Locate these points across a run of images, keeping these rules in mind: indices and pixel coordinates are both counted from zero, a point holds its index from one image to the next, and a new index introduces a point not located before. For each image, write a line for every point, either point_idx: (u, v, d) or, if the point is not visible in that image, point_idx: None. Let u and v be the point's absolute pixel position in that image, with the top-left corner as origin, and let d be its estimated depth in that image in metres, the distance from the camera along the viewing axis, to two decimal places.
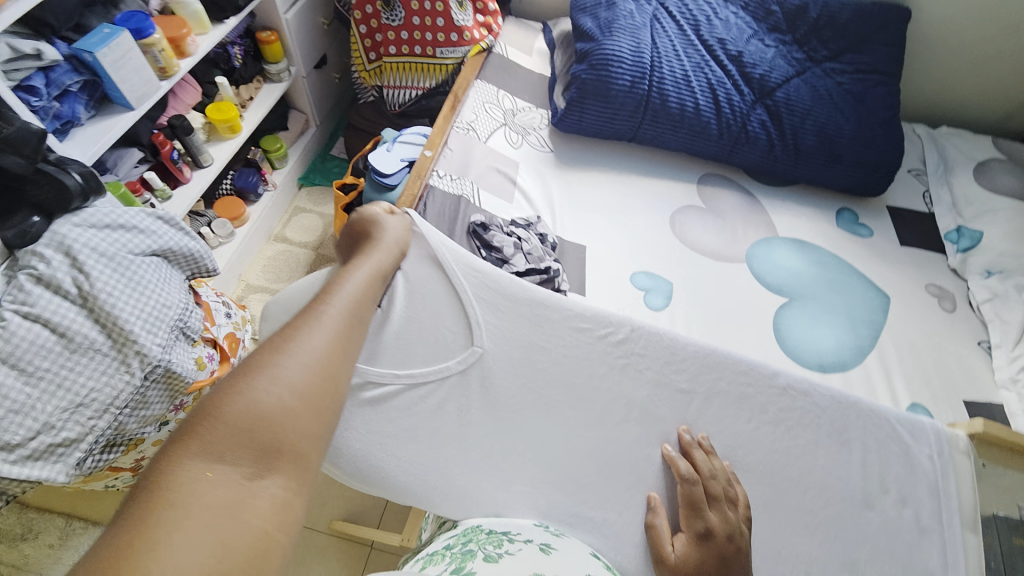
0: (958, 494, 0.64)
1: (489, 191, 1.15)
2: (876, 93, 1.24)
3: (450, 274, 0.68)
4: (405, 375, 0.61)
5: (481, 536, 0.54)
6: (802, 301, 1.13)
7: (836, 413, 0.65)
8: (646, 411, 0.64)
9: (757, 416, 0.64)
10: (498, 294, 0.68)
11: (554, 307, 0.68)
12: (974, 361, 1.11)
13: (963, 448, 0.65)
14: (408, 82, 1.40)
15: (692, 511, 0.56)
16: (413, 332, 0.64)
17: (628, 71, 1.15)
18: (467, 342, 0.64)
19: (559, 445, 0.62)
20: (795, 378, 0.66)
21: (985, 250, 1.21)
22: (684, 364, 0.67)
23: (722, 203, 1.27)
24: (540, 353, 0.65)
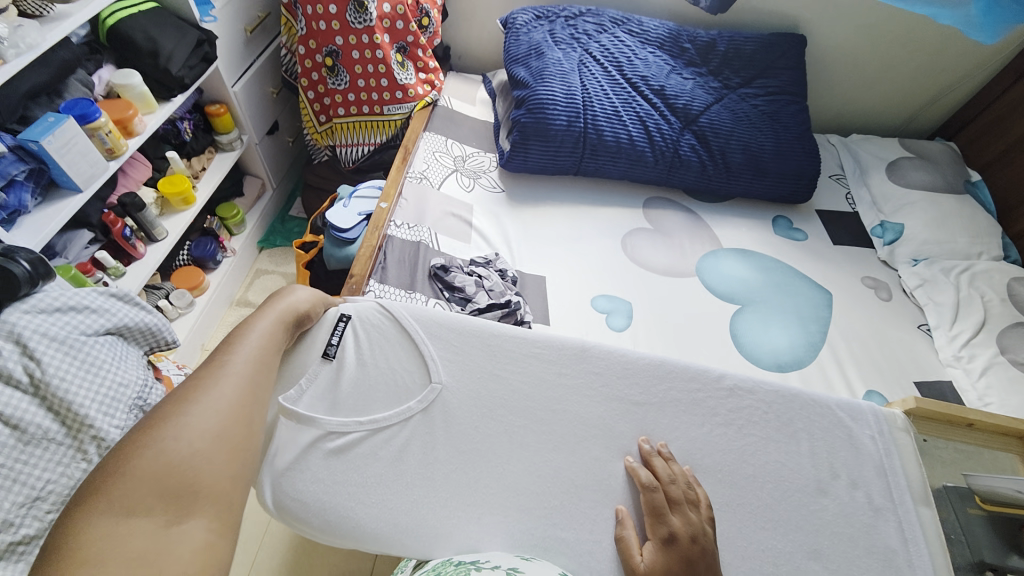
0: (904, 470, 0.67)
1: (446, 235, 1.19)
2: (788, 112, 1.37)
3: (403, 318, 0.71)
4: (368, 422, 0.63)
5: (449, 569, 0.54)
6: (753, 306, 1.20)
7: (780, 407, 0.69)
8: (606, 429, 0.65)
9: (710, 420, 0.67)
10: (452, 331, 0.70)
11: (508, 337, 0.70)
12: (918, 343, 1.18)
13: (901, 425, 0.69)
14: (359, 139, 1.46)
15: (656, 516, 0.58)
16: (371, 379, 0.66)
17: (564, 112, 1.23)
18: (426, 380, 0.66)
19: (527, 473, 0.62)
20: (740, 378, 0.70)
21: (909, 241, 1.32)
22: (638, 378, 0.69)
23: (667, 223, 1.35)
24: (497, 383, 0.67)
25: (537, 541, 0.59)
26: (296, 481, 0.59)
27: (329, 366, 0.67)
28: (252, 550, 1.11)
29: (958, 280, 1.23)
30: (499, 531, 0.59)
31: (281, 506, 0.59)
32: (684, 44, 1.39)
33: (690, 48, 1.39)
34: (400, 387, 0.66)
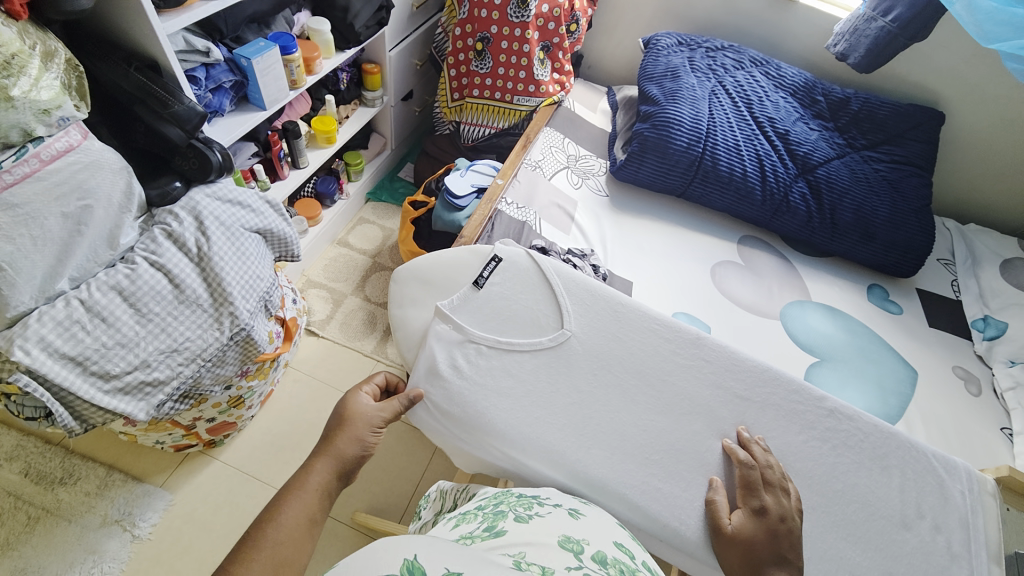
0: (985, 529, 0.67)
1: (548, 222, 1.27)
2: (909, 183, 1.35)
3: (549, 271, 0.76)
4: (506, 342, 0.71)
5: (511, 499, 0.60)
6: (832, 362, 1.20)
7: (877, 440, 0.69)
8: (708, 410, 0.69)
9: (807, 431, 0.68)
10: (588, 293, 0.75)
11: (637, 310, 0.74)
12: (997, 443, 1.14)
13: (992, 490, 0.69)
14: (483, 121, 1.57)
15: (749, 491, 0.61)
16: (512, 311, 0.73)
17: (686, 134, 1.28)
18: (559, 325, 0.72)
19: (630, 424, 0.67)
20: (844, 404, 0.70)
21: (1011, 341, 1.27)
22: (745, 373, 0.71)
23: (759, 263, 1.37)
24: (619, 345, 0.71)
25: (620, 489, 0.63)
26: (443, 370, 0.70)
27: (477, 294, 0.74)
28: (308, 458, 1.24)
29: None
30: (578, 475, 0.64)
31: (427, 381, 0.70)
32: (817, 96, 1.41)
33: (822, 102, 1.41)
34: (535, 321, 0.72)
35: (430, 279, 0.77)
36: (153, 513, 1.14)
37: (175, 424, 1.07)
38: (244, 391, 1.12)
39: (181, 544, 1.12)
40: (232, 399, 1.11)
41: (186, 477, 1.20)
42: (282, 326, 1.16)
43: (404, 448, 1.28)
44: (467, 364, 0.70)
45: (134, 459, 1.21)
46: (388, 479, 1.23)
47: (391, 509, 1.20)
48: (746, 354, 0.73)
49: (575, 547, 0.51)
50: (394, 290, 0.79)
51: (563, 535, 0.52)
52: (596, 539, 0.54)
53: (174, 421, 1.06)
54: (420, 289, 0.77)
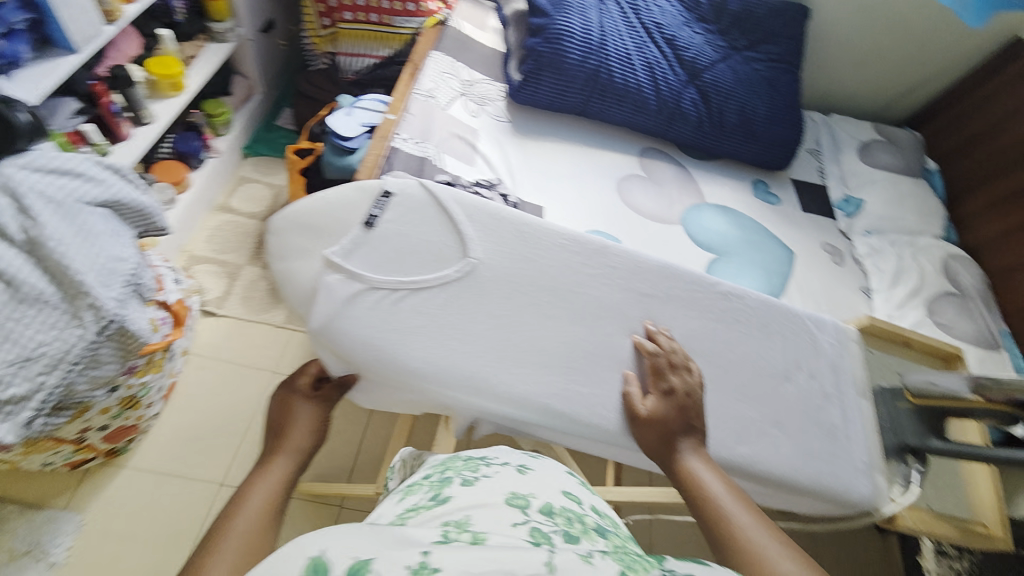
0: (852, 370, 0.81)
1: (451, 155, 1.20)
2: (784, 80, 1.45)
3: (444, 199, 0.73)
4: (410, 281, 0.67)
5: (458, 464, 0.60)
6: (726, 257, 1.32)
7: (763, 314, 0.78)
8: (624, 313, 0.73)
9: (707, 315, 0.76)
10: (491, 217, 0.73)
11: (542, 230, 0.75)
12: (859, 301, 1.35)
13: (854, 337, 0.82)
14: (364, 49, 1.41)
15: (659, 377, 0.67)
16: (408, 247, 0.70)
17: (578, 47, 1.24)
18: (462, 254, 0.70)
19: (554, 339, 0.70)
20: (733, 285, 0.78)
21: (868, 214, 1.47)
22: (650, 274, 0.76)
23: (660, 173, 1.43)
24: (530, 265, 0.72)
25: (551, 400, 0.67)
26: (345, 322, 0.64)
27: (370, 235, 0.70)
28: (236, 440, 1.17)
29: (902, 251, 1.39)
30: (510, 397, 0.66)
31: (330, 339, 0.65)
32: None
33: (704, 3, 1.41)
34: (443, 253, 0.70)
35: (313, 223, 0.71)
36: (65, 537, 1.03)
37: (58, 440, 0.94)
38: (136, 390, 1.00)
39: (108, 560, 1.03)
40: (124, 400, 0.99)
41: (95, 491, 1.08)
42: (168, 312, 1.03)
43: (340, 413, 1.25)
44: (381, 308, 0.66)
45: (25, 486, 1.07)
46: (329, 444, 1.21)
47: (337, 472, 1.19)
48: (650, 257, 0.77)
49: (523, 504, 0.49)
50: (277, 242, 0.72)
51: (509, 493, 0.50)
52: (544, 492, 0.52)
53: (56, 437, 0.94)
54: (307, 238, 0.71)
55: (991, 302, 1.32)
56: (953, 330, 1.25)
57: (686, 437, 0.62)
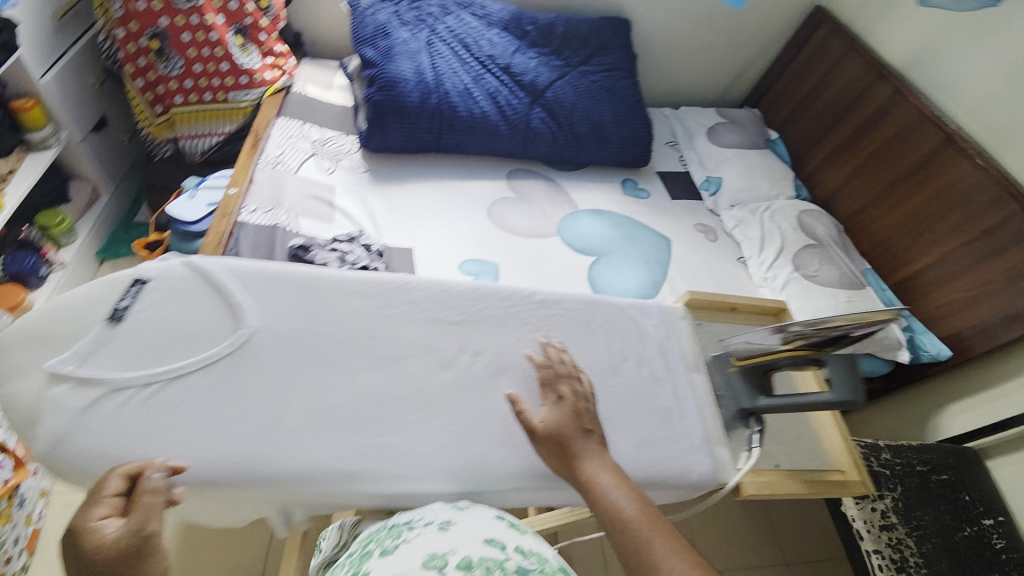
0: (681, 347, 0.84)
1: (307, 217, 1.17)
2: (621, 86, 1.56)
3: (215, 271, 0.67)
4: (164, 371, 0.61)
5: (381, 533, 0.58)
6: (606, 257, 1.36)
7: (580, 312, 0.81)
8: (465, 342, 0.73)
9: (524, 326, 0.77)
10: (269, 279, 0.69)
11: (329, 280, 0.71)
12: (735, 271, 1.43)
13: (679, 314, 0.87)
14: (205, 129, 1.35)
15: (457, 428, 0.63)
16: (167, 333, 0.63)
17: (415, 90, 1.27)
18: (234, 326, 0.65)
19: (395, 387, 0.67)
20: (548, 292, 0.80)
21: (727, 190, 1.57)
22: (457, 300, 0.75)
23: (530, 191, 1.46)
24: (315, 320, 0.68)
25: (399, 449, 0.63)
26: (85, 437, 0.56)
27: (118, 330, 0.62)
28: None
29: (762, 218, 1.48)
30: (347, 463, 0.61)
31: (63, 464, 0.55)
32: (526, 27, 1.49)
33: (532, 30, 1.50)
34: (253, 322, 0.66)
35: (67, 320, 0.61)
36: None
37: None
38: None
39: None
40: None
41: None
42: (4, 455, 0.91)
43: None
44: (185, 403, 0.60)
45: None
46: None
47: None
48: (469, 283, 0.77)
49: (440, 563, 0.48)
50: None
51: (426, 557, 0.49)
52: (463, 546, 0.51)
53: None
54: (32, 352, 0.60)
55: (847, 244, 1.43)
56: (817, 279, 1.33)
57: (583, 445, 0.62)
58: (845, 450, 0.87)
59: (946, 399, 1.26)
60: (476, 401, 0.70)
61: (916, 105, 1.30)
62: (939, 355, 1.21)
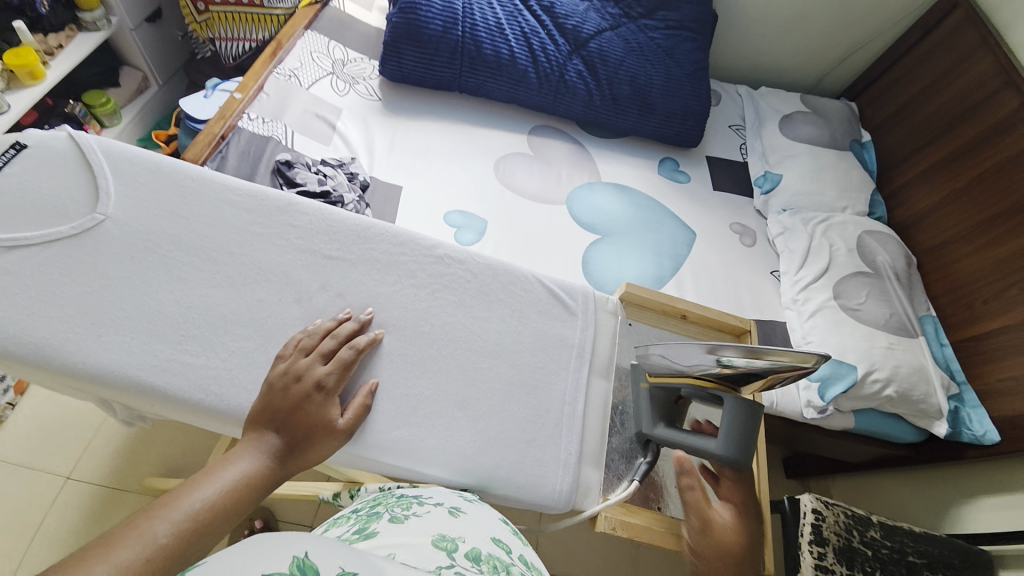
0: (595, 347, 0.73)
1: (304, 134, 1.15)
2: (683, 48, 1.35)
3: (89, 148, 0.64)
4: (5, 239, 0.58)
5: (390, 500, 0.54)
6: (612, 238, 1.22)
7: (486, 277, 0.71)
8: (375, 293, 0.66)
9: (405, 280, 0.68)
10: (145, 170, 0.65)
11: (210, 184, 0.67)
12: (764, 286, 1.23)
13: (610, 308, 0.76)
14: (241, 34, 1.36)
15: (325, 397, 0.57)
16: (22, 203, 0.60)
17: (438, 16, 1.19)
18: (91, 210, 0.61)
19: (282, 320, 0.62)
20: (451, 248, 0.71)
21: (783, 192, 1.32)
22: (337, 235, 0.68)
23: (551, 152, 1.32)
24: (176, 222, 0.63)
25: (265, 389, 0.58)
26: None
27: None
28: (87, 434, 1.14)
29: (815, 230, 1.24)
30: (198, 379, 0.57)
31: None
32: None
33: None
34: (147, 216, 0.63)
35: None
36: None
37: None
38: None
39: None
40: None
41: None
42: None
43: None
44: (53, 280, 0.57)
45: None
46: (186, 438, 1.17)
47: (192, 468, 1.14)
48: (383, 223, 0.70)
49: (449, 545, 0.44)
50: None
51: (437, 534, 0.45)
52: (473, 536, 0.46)
53: None
54: None
55: (912, 282, 1.17)
56: (859, 314, 1.09)
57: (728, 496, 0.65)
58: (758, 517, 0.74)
59: (982, 487, 1.04)
60: None
61: None
62: (982, 439, 1.00)
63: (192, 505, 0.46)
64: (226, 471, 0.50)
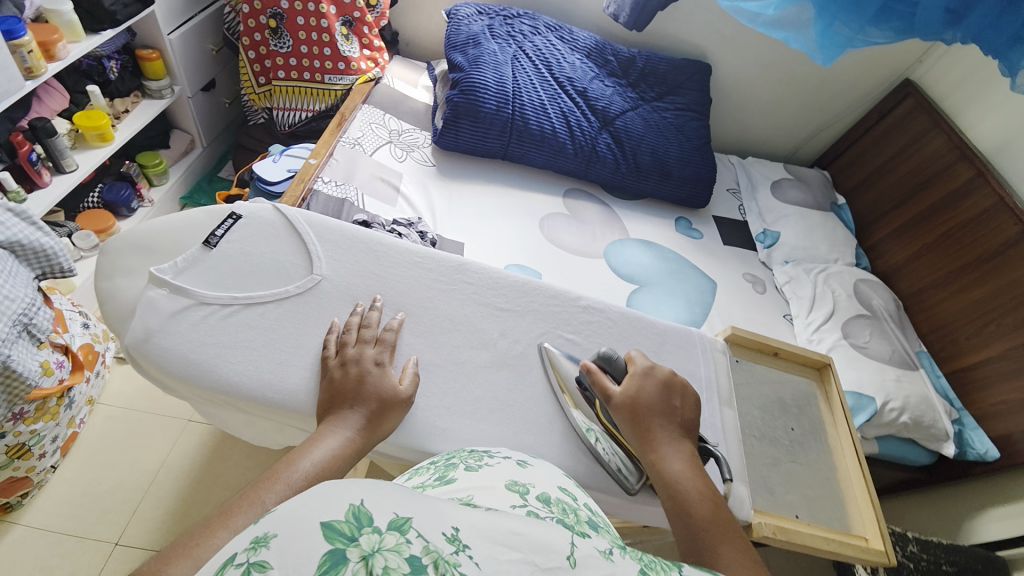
0: (718, 380, 0.81)
1: (372, 196, 1.25)
2: (691, 126, 1.57)
3: (295, 220, 0.75)
4: (243, 297, 0.68)
5: (463, 452, 0.53)
6: (649, 287, 1.35)
7: (624, 324, 0.81)
8: (521, 346, 0.75)
9: (562, 328, 0.78)
10: (343, 237, 0.76)
11: (397, 248, 0.77)
12: (780, 328, 1.38)
13: (720, 348, 0.84)
14: (298, 104, 1.48)
15: (382, 370, 0.64)
16: (249, 265, 0.70)
17: (493, 97, 1.36)
18: (309, 271, 0.72)
19: (446, 365, 0.71)
20: (595, 299, 0.81)
21: (783, 246, 1.52)
22: (505, 289, 0.78)
23: (584, 212, 1.47)
24: (376, 281, 0.73)
25: (442, 425, 0.67)
26: (164, 339, 0.64)
27: (208, 254, 0.70)
28: (139, 495, 1.13)
29: (816, 278, 1.43)
30: (426, 421, 0.66)
31: (144, 356, 0.64)
32: (608, 57, 1.56)
33: (613, 61, 1.56)
34: (352, 276, 0.73)
35: (169, 233, 0.72)
36: None
37: None
38: (26, 437, 1.00)
39: None
40: (11, 450, 0.98)
41: None
42: (69, 356, 1.06)
43: (257, 461, 1.20)
44: (264, 335, 0.66)
45: None
46: None
47: None
48: (537, 279, 0.80)
49: (522, 489, 0.43)
50: (102, 262, 0.70)
51: (509, 480, 0.45)
52: (542, 483, 0.45)
53: None
54: (133, 257, 0.70)
55: (903, 321, 1.37)
56: (867, 350, 1.26)
57: (669, 428, 0.65)
58: (874, 518, 0.76)
59: (994, 501, 1.19)
60: (523, 392, 0.72)
61: (999, 191, 1.24)
62: (987, 457, 1.17)
63: (308, 467, 0.54)
64: (326, 439, 0.57)
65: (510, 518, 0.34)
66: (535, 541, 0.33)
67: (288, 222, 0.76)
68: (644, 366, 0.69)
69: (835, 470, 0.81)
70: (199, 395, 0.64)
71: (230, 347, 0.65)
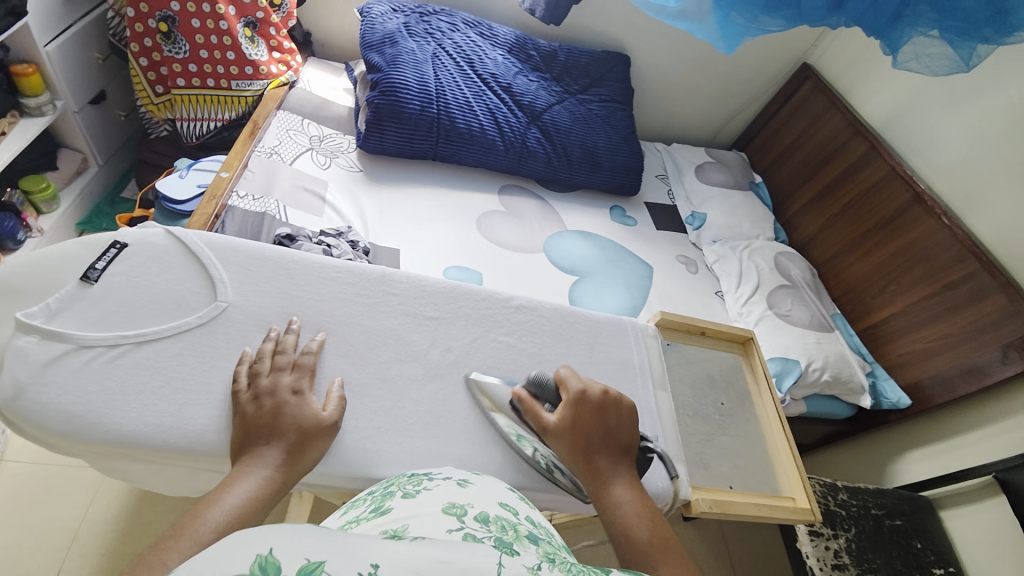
0: (652, 364, 0.84)
1: (296, 208, 1.18)
2: (617, 116, 1.61)
3: (194, 244, 0.69)
4: (133, 334, 0.62)
5: (402, 478, 0.51)
6: (589, 277, 1.37)
7: (557, 319, 0.82)
8: (455, 353, 0.74)
9: (494, 330, 0.77)
10: (251, 258, 0.71)
11: (312, 264, 0.74)
12: (713, 305, 1.45)
13: (651, 333, 0.87)
14: (204, 114, 1.37)
15: (301, 398, 0.61)
16: (141, 298, 0.64)
17: (416, 97, 1.32)
18: (211, 298, 0.66)
19: (378, 382, 0.68)
20: (525, 298, 0.82)
21: (710, 226, 1.60)
22: (433, 296, 0.77)
23: (519, 207, 1.47)
24: (292, 302, 0.70)
25: (376, 447, 0.64)
26: (41, 393, 0.57)
27: (88, 290, 0.63)
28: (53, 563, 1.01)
29: (741, 255, 1.52)
30: (359, 444, 0.63)
31: (17, 415, 0.56)
32: (530, 52, 1.57)
33: (535, 56, 1.57)
34: (261, 298, 0.69)
35: (45, 269, 0.64)
36: None
37: None
38: None
39: None
40: None
41: None
42: None
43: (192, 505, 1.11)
44: (168, 375, 0.61)
45: None
46: None
47: None
48: (465, 284, 0.80)
49: (459, 511, 0.42)
50: None
51: (445, 503, 0.43)
52: (481, 501, 0.45)
53: None
54: (1, 302, 0.62)
55: (818, 288, 1.49)
56: (790, 318, 1.36)
57: (609, 450, 0.63)
58: (798, 478, 0.82)
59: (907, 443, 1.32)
60: (460, 399, 0.71)
61: (889, 161, 1.37)
62: (898, 403, 1.29)
63: (217, 517, 0.50)
64: (240, 482, 0.53)
65: (436, 547, 0.32)
66: (460, 566, 0.31)
67: (188, 248, 0.70)
68: (577, 392, 0.67)
69: (763, 438, 0.86)
70: (95, 450, 0.58)
71: (129, 393, 0.59)
